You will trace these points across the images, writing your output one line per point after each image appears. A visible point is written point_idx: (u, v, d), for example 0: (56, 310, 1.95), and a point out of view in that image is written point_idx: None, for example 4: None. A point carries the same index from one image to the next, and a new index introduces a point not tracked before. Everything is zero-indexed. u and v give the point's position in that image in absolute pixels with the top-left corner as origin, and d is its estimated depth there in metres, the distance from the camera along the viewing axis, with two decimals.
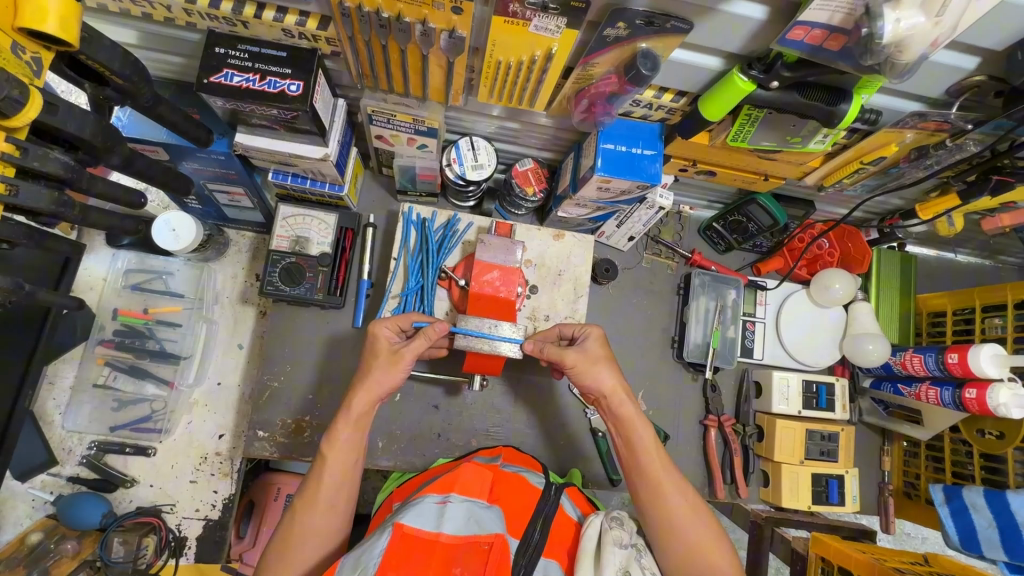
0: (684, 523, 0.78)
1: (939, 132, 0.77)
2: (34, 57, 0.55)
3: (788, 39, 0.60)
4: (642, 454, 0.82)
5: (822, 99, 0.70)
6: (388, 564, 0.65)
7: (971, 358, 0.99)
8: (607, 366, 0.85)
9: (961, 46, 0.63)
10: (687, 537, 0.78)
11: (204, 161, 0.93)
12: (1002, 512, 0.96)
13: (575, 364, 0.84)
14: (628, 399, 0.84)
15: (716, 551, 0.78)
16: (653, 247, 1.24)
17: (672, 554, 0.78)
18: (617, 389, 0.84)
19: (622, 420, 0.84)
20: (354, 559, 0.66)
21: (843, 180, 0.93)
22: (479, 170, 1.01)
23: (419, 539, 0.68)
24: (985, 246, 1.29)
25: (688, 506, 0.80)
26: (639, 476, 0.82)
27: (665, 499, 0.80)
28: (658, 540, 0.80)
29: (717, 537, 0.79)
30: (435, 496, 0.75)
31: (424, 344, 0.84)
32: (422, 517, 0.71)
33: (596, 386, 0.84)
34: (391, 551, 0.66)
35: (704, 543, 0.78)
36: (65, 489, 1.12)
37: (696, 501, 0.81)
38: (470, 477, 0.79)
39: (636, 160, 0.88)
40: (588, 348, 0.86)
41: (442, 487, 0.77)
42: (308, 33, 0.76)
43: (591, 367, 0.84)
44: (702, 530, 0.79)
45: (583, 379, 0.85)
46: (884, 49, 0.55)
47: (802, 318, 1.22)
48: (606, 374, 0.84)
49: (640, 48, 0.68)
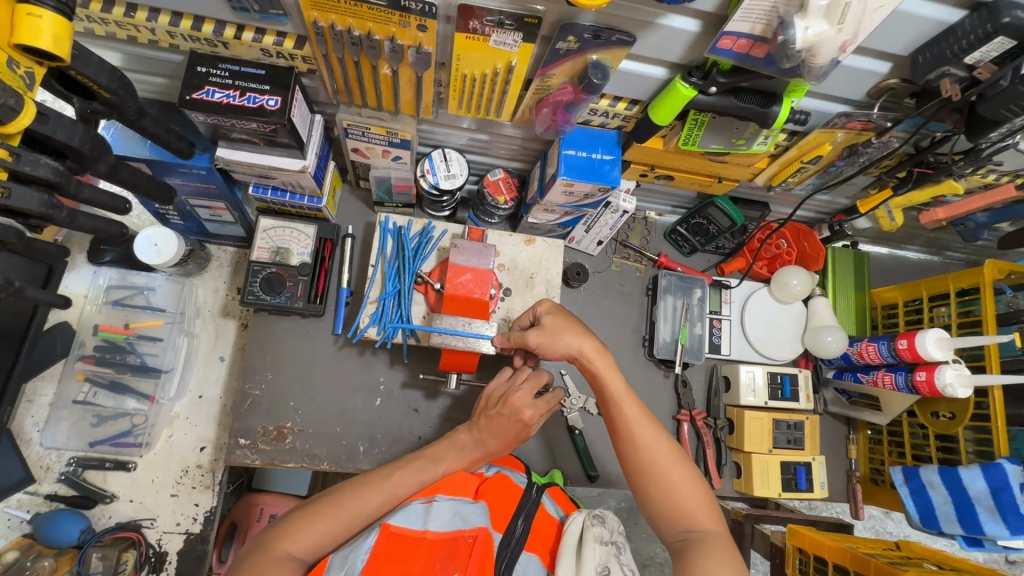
0: (659, 470, 0.80)
1: (866, 131, 0.84)
2: (28, 71, 0.59)
3: (719, 48, 0.67)
4: (616, 408, 0.84)
5: (755, 102, 0.77)
6: (376, 559, 0.68)
7: (919, 343, 1.06)
8: (572, 331, 0.87)
9: (872, 53, 0.71)
10: (664, 488, 0.79)
11: (186, 176, 0.97)
12: (956, 488, 1.01)
13: (539, 342, 0.87)
14: (600, 358, 0.87)
15: (691, 499, 0.79)
16: (622, 250, 1.30)
17: (651, 501, 0.80)
18: (586, 350, 0.86)
19: (594, 376, 0.87)
20: (344, 557, 0.70)
21: (788, 179, 1.01)
22: (452, 180, 1.06)
23: (405, 537, 0.71)
24: (931, 243, 1.37)
25: (663, 454, 0.81)
26: (614, 428, 0.85)
27: (640, 449, 0.82)
28: (641, 493, 0.81)
29: (695, 487, 0.80)
30: (420, 498, 0.79)
31: (531, 390, 0.91)
32: (409, 517, 0.74)
33: (566, 350, 0.87)
34: (377, 550, 0.69)
35: (680, 492, 0.79)
36: (42, 507, 1.11)
37: (673, 451, 0.82)
38: (460, 479, 0.82)
39: (597, 165, 0.94)
40: (546, 323, 0.88)
41: (427, 490, 0.81)
42: (285, 52, 0.82)
43: (555, 337, 0.87)
44: (678, 479, 0.79)
45: (553, 350, 0.88)
46: (798, 53, 0.63)
47: (764, 315, 1.28)
48: (572, 338, 0.87)
49: (591, 59, 0.75)
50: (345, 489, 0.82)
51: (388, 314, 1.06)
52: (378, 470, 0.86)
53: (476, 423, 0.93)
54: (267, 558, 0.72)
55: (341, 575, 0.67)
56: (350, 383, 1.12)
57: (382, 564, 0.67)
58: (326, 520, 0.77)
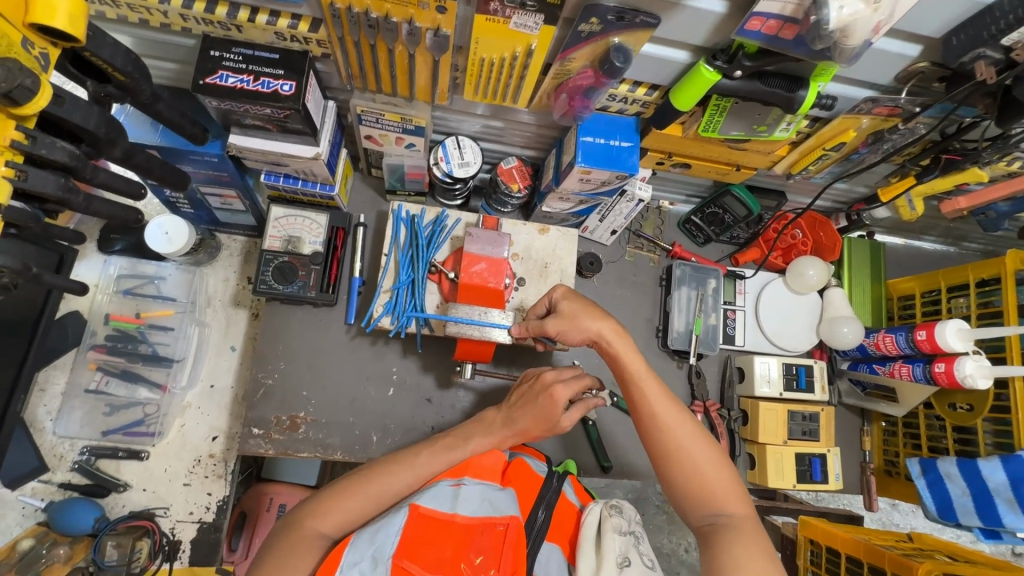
0: (684, 453, 0.79)
1: (892, 117, 0.83)
2: (43, 52, 0.57)
3: (745, 30, 0.66)
4: (637, 390, 0.83)
5: (781, 86, 0.75)
6: (407, 542, 0.67)
7: (938, 334, 1.04)
8: (591, 314, 0.86)
9: (903, 35, 0.69)
10: (688, 470, 0.78)
11: (198, 163, 0.96)
12: (974, 480, 1.00)
13: (558, 327, 0.86)
14: (620, 341, 0.85)
15: (716, 481, 0.78)
16: (635, 240, 1.29)
17: (676, 485, 0.79)
18: (605, 333, 0.85)
19: (614, 358, 0.85)
20: (373, 533, 0.69)
21: (808, 167, 0.99)
22: (466, 168, 1.05)
23: (435, 519, 0.71)
24: (948, 233, 1.35)
25: (687, 436, 0.80)
26: (636, 412, 0.83)
27: (663, 432, 0.80)
28: (665, 475, 0.80)
29: (720, 469, 0.79)
30: (448, 480, 0.78)
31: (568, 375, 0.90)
32: (438, 499, 0.73)
33: (585, 334, 0.86)
34: (407, 533, 0.68)
35: (704, 475, 0.78)
36: (56, 495, 1.11)
37: (697, 433, 0.81)
38: (487, 460, 0.82)
39: (615, 153, 0.93)
40: (563, 308, 0.87)
41: (455, 471, 0.80)
42: (300, 35, 0.80)
43: (574, 319, 0.86)
44: (702, 462, 0.78)
45: (572, 334, 0.86)
46: (831, 34, 0.61)
47: (779, 305, 1.27)
48: (590, 321, 0.85)
49: (613, 42, 0.73)
50: (372, 470, 0.81)
51: (401, 304, 1.05)
52: (407, 450, 0.85)
53: (508, 403, 0.91)
54: (296, 537, 0.73)
55: (371, 554, 0.66)
56: (362, 372, 1.11)
57: (413, 546, 0.67)
58: (354, 499, 0.77)
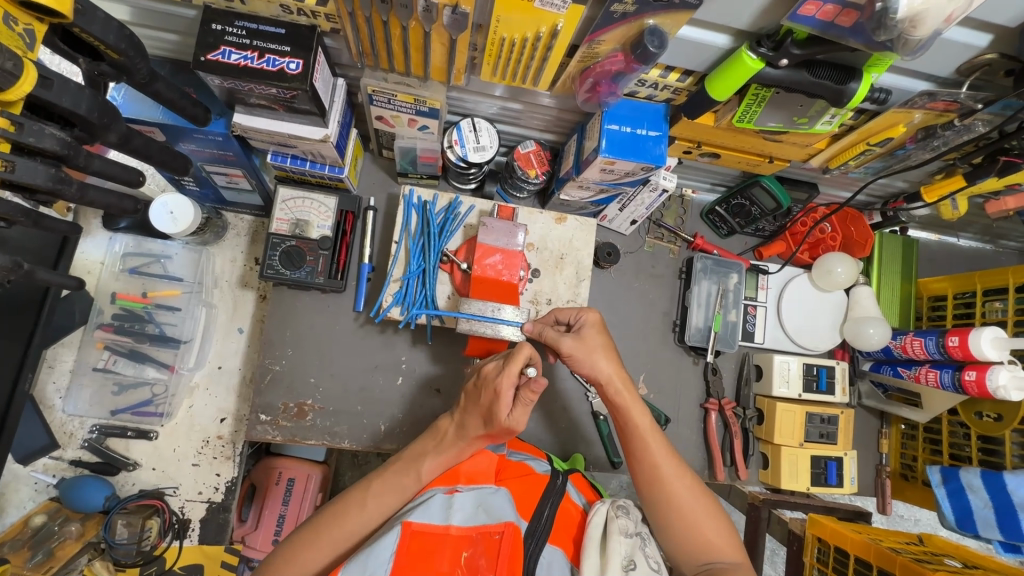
0: (682, 505, 0.79)
1: (948, 112, 0.76)
2: (27, 29, 0.54)
3: (799, 15, 0.60)
4: (640, 438, 0.81)
5: (832, 78, 0.69)
6: (399, 561, 0.67)
7: (971, 342, 0.99)
8: (604, 353, 0.83)
9: (974, 23, 0.63)
10: (686, 520, 0.78)
11: (201, 142, 0.91)
12: (998, 493, 0.98)
13: (572, 352, 0.82)
14: (625, 385, 0.83)
15: (713, 532, 0.78)
16: (655, 230, 1.24)
17: (672, 535, 0.79)
18: (615, 378, 0.82)
19: (619, 406, 0.83)
20: (363, 558, 0.66)
21: (848, 161, 0.93)
22: (481, 152, 0.99)
23: (429, 533, 0.70)
24: (987, 231, 1.29)
25: (686, 488, 0.80)
26: (637, 461, 0.81)
27: (664, 484, 0.79)
28: (661, 525, 0.80)
29: (717, 521, 0.79)
30: (442, 488, 0.77)
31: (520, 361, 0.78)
32: (430, 512, 0.72)
33: (594, 373, 0.82)
34: (401, 551, 0.68)
35: (703, 526, 0.78)
36: (67, 472, 1.12)
37: (694, 483, 0.81)
38: (478, 466, 0.81)
39: (641, 141, 0.87)
40: (584, 335, 0.84)
41: (447, 479, 0.79)
42: (307, 9, 0.74)
43: (588, 355, 0.82)
44: (701, 512, 0.79)
45: (581, 368, 0.83)
46: (898, 24, 0.57)
47: (803, 302, 1.22)
48: (602, 362, 0.82)
49: (648, 24, 0.67)
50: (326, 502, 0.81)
51: (411, 294, 1.01)
52: (359, 482, 0.82)
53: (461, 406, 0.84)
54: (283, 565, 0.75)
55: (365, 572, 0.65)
56: (370, 361, 1.09)
57: (408, 567, 0.67)
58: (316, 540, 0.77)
